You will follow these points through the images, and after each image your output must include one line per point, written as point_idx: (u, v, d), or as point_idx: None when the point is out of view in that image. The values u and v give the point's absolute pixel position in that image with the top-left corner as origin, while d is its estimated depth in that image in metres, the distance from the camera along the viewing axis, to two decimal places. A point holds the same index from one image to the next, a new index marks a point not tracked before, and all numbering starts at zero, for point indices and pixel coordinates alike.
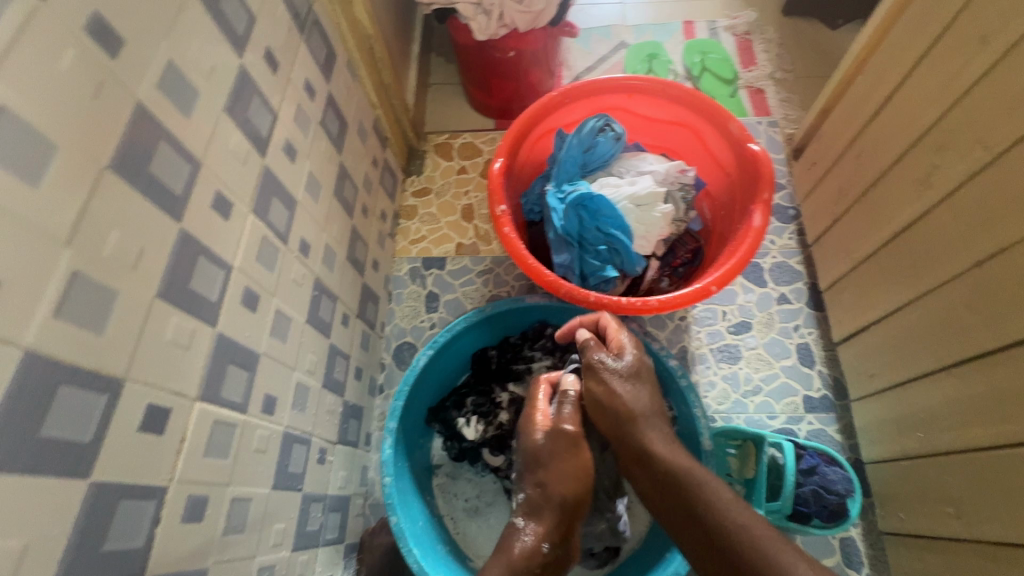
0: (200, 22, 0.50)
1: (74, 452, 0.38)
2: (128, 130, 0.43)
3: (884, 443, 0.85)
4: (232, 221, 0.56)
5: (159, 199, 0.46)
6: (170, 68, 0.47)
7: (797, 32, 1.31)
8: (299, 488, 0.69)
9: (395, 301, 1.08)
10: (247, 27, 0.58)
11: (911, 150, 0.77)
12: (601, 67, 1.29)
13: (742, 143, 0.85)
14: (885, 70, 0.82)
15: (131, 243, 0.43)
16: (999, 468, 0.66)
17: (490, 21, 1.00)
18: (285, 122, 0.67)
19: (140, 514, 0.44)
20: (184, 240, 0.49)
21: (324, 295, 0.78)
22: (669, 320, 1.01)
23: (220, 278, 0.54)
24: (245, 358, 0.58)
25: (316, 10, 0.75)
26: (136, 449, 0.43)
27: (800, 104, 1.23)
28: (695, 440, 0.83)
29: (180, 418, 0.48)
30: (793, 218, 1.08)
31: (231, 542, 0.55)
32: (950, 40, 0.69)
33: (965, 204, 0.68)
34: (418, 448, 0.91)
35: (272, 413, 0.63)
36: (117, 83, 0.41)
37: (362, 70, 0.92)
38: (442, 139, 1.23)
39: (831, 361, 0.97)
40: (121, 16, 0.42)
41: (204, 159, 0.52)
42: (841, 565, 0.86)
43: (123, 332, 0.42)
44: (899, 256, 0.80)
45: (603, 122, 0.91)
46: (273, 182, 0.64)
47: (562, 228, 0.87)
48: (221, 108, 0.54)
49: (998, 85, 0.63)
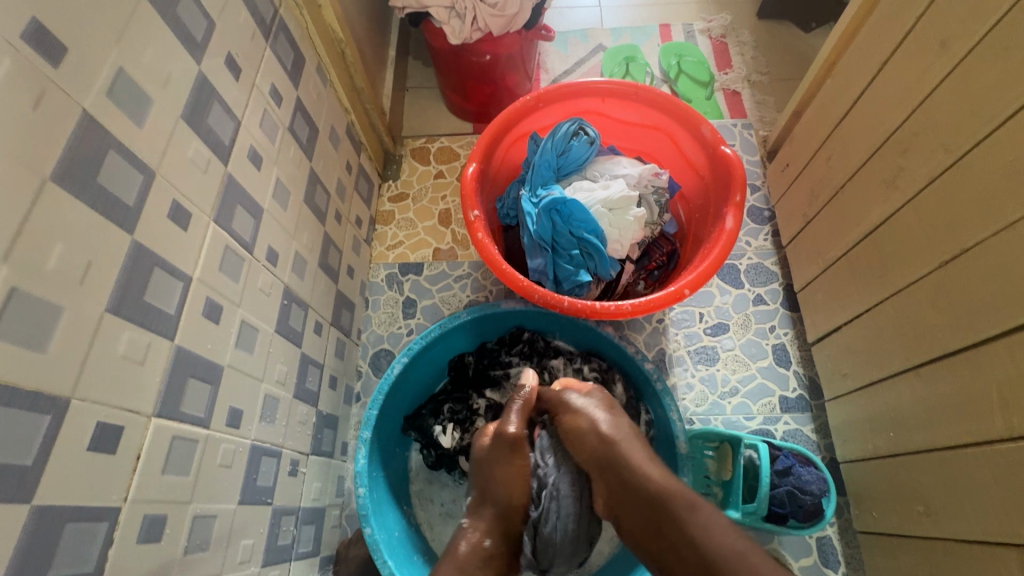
0: (154, 27, 0.49)
1: (14, 475, 0.36)
2: (73, 139, 0.41)
3: (857, 443, 0.86)
4: (191, 232, 0.54)
5: (108, 209, 0.44)
6: (120, 76, 0.45)
7: (771, 35, 1.32)
8: (269, 502, 0.68)
9: (372, 308, 1.06)
10: (206, 33, 0.56)
11: (877, 153, 0.78)
12: (578, 70, 1.29)
13: (714, 146, 0.85)
14: (853, 73, 0.83)
15: (76, 256, 0.41)
16: (964, 467, 0.67)
17: (464, 24, 1.00)
18: (250, 129, 0.65)
19: (91, 536, 0.42)
20: (138, 252, 0.47)
21: (295, 304, 0.77)
22: (647, 323, 1.01)
23: (179, 289, 0.53)
24: (208, 371, 0.56)
25: (283, 14, 0.74)
26: (86, 469, 0.42)
27: (775, 106, 1.24)
28: (671, 444, 0.83)
29: (134, 435, 0.46)
30: (768, 219, 1.09)
31: (194, 560, 0.54)
32: (913, 43, 0.70)
33: (931, 205, 0.69)
34: (394, 457, 0.90)
35: (238, 427, 0.62)
36: (59, 92, 0.40)
37: (333, 75, 0.91)
38: (419, 143, 1.22)
39: (807, 361, 0.98)
40: (63, 23, 0.40)
41: (160, 168, 0.50)
42: (818, 564, 0.87)
43: (69, 349, 0.41)
44: (868, 257, 0.81)
45: (577, 125, 0.91)
46: (237, 191, 0.62)
47: (536, 232, 0.86)
48: (178, 116, 0.53)
49: (956, 89, 0.64)
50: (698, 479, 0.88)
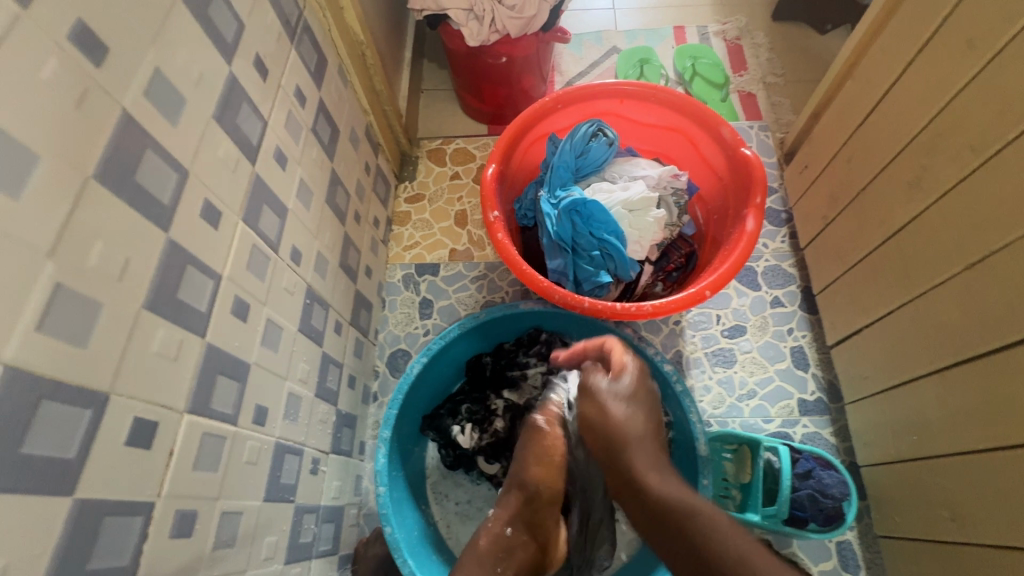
0: (188, 28, 0.50)
1: (57, 469, 0.37)
2: (113, 139, 0.42)
3: (879, 446, 0.85)
4: (221, 230, 0.55)
5: (145, 208, 0.45)
6: (157, 76, 0.46)
7: (786, 37, 1.31)
8: (292, 499, 0.68)
9: (389, 308, 1.07)
10: (236, 34, 0.57)
11: (899, 155, 0.77)
12: (593, 72, 1.29)
13: (734, 147, 0.85)
14: (874, 75, 0.83)
15: (115, 254, 0.42)
16: (991, 471, 0.66)
17: (482, 26, 1.00)
18: (276, 129, 0.66)
19: (127, 531, 0.43)
20: (172, 250, 0.48)
21: (317, 303, 0.78)
22: (664, 325, 1.01)
23: (210, 287, 0.53)
24: (236, 368, 0.57)
25: (307, 16, 0.75)
26: (123, 464, 0.42)
27: (790, 108, 1.24)
28: (691, 446, 0.83)
29: (168, 431, 0.47)
30: (786, 221, 1.09)
31: (222, 556, 0.54)
32: (938, 45, 0.70)
33: (957, 207, 0.69)
34: (411, 456, 0.90)
35: (264, 424, 0.62)
36: (101, 92, 0.41)
37: (354, 76, 0.91)
38: (435, 145, 1.22)
39: (825, 364, 0.98)
40: (105, 25, 0.41)
41: (193, 168, 0.51)
42: (838, 569, 0.86)
43: (109, 345, 0.41)
44: (890, 259, 0.80)
45: (595, 127, 0.91)
46: (263, 190, 0.63)
47: (555, 233, 0.87)
48: (210, 117, 0.53)
49: (983, 91, 0.64)
50: (716, 481, 0.88)
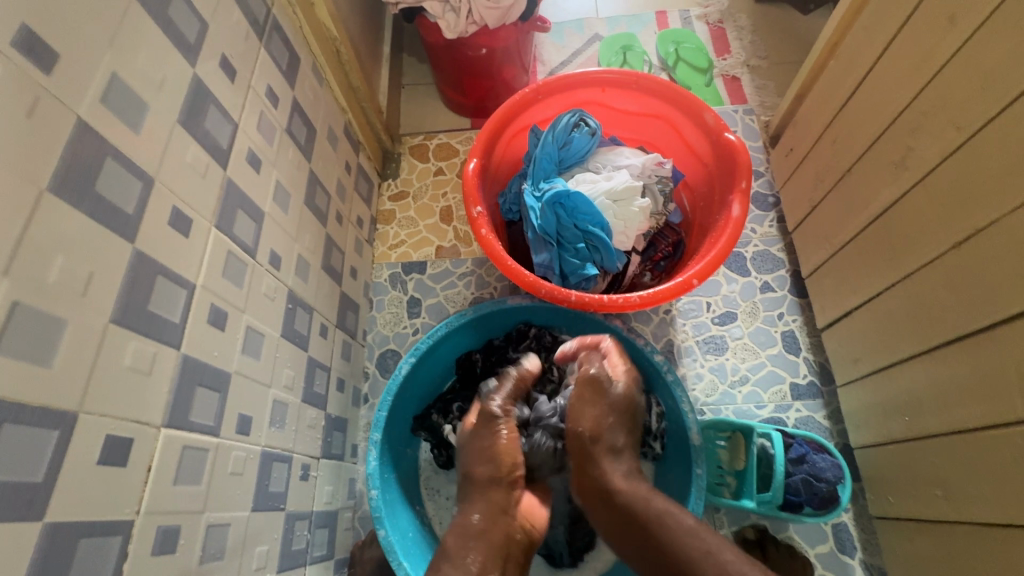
0: (145, 28, 0.48)
1: (25, 494, 0.36)
2: (70, 148, 0.41)
3: (871, 428, 0.86)
4: (192, 238, 0.53)
5: (109, 219, 0.44)
6: (114, 81, 0.45)
7: (769, 19, 1.30)
8: (282, 507, 0.67)
9: (376, 308, 1.06)
10: (200, 34, 0.55)
11: (885, 134, 0.77)
12: (575, 61, 1.28)
13: (718, 133, 0.84)
14: (857, 55, 0.82)
15: (79, 268, 0.41)
16: (983, 449, 0.66)
17: (459, 18, 0.98)
18: (248, 132, 0.64)
19: (105, 551, 0.42)
20: (139, 261, 0.46)
21: (300, 308, 0.76)
22: (654, 314, 1.01)
23: (183, 297, 0.52)
24: (215, 379, 0.56)
25: (276, 14, 0.72)
26: (95, 484, 0.41)
27: (775, 91, 1.22)
28: (684, 435, 0.83)
29: (144, 447, 0.46)
30: (773, 205, 1.08)
31: (209, 570, 0.53)
32: (919, 22, 0.69)
33: (940, 185, 0.68)
34: (403, 458, 0.89)
35: (249, 433, 0.61)
36: (53, 100, 0.39)
37: (328, 74, 0.89)
38: (418, 141, 1.21)
39: (816, 347, 0.97)
40: (52, 29, 0.39)
41: (158, 175, 0.49)
42: (834, 551, 0.87)
43: (76, 361, 0.40)
44: (878, 240, 0.80)
45: (577, 117, 0.90)
46: (237, 194, 0.61)
47: (540, 226, 0.85)
48: (175, 122, 0.52)
49: (964, 68, 0.63)
50: (711, 469, 0.87)
